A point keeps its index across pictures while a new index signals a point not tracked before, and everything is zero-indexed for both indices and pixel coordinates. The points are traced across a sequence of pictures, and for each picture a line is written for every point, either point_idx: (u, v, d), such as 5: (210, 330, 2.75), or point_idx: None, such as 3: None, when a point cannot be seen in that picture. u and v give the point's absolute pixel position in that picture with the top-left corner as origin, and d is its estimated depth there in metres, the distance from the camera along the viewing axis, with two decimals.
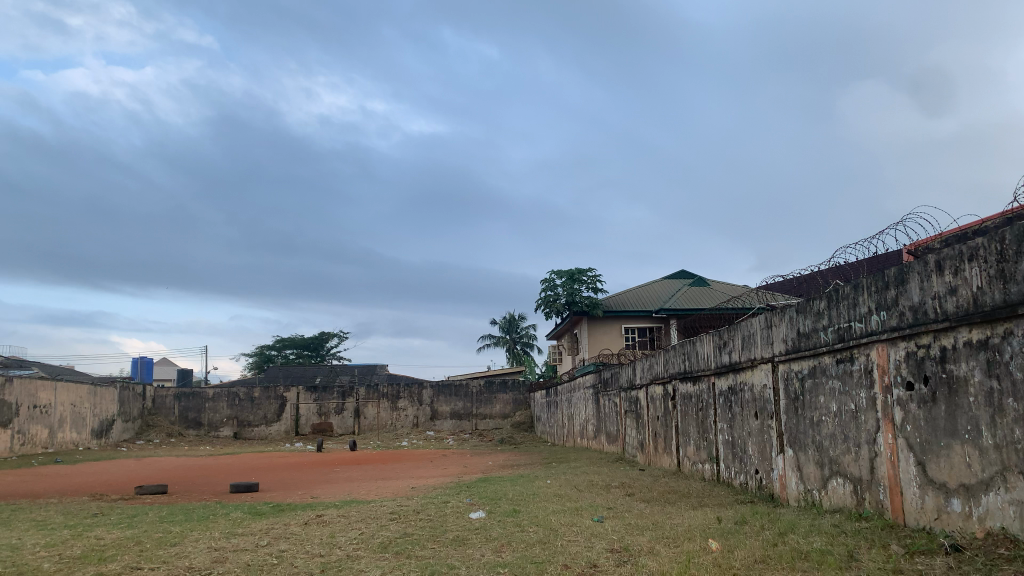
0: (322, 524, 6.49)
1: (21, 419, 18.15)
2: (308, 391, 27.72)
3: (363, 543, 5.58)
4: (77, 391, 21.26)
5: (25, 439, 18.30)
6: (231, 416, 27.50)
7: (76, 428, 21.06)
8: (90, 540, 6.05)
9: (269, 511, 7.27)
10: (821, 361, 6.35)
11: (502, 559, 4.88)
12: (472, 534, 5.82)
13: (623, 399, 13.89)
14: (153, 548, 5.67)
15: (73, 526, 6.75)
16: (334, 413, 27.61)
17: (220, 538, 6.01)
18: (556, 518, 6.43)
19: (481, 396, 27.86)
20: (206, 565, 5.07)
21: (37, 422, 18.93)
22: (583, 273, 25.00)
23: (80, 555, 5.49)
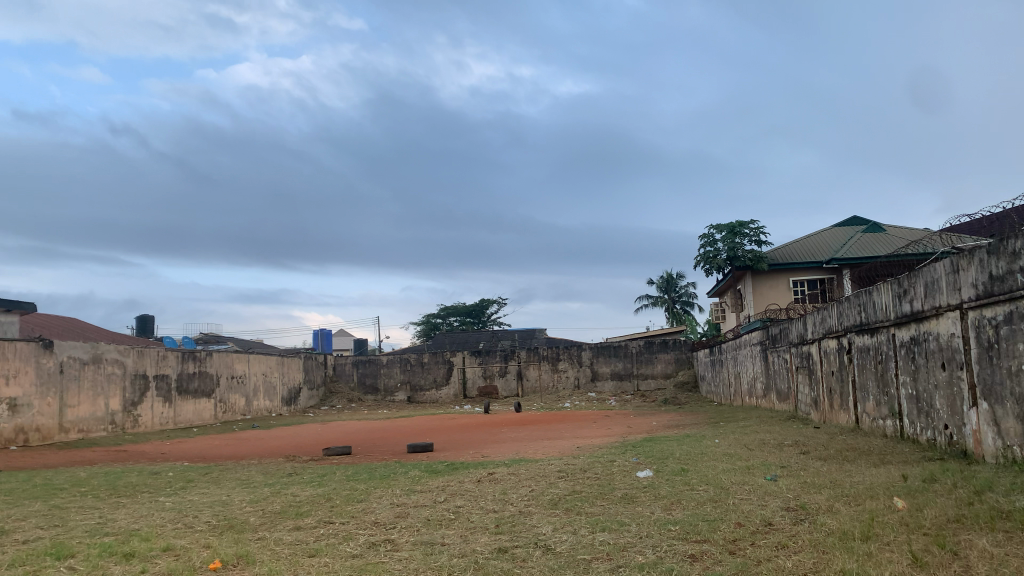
0: (494, 481, 6.73)
1: (222, 388, 20.08)
2: (472, 356, 28.72)
3: (534, 500, 5.75)
4: (268, 361, 23.13)
5: (227, 406, 20.24)
6: (404, 381, 28.98)
7: (268, 396, 23.01)
8: (287, 496, 6.63)
9: (444, 470, 7.62)
10: (1020, 306, 5.79)
11: (672, 517, 4.87)
12: (640, 492, 5.84)
13: (794, 355, 13.34)
14: (343, 504, 6.12)
15: (273, 484, 7.40)
16: (498, 376, 28.45)
17: (401, 494, 6.39)
18: (726, 476, 6.32)
19: (641, 356, 27.64)
20: (391, 520, 5.41)
21: (235, 391, 20.85)
22: (745, 226, 24.08)
23: (280, 510, 6.03)
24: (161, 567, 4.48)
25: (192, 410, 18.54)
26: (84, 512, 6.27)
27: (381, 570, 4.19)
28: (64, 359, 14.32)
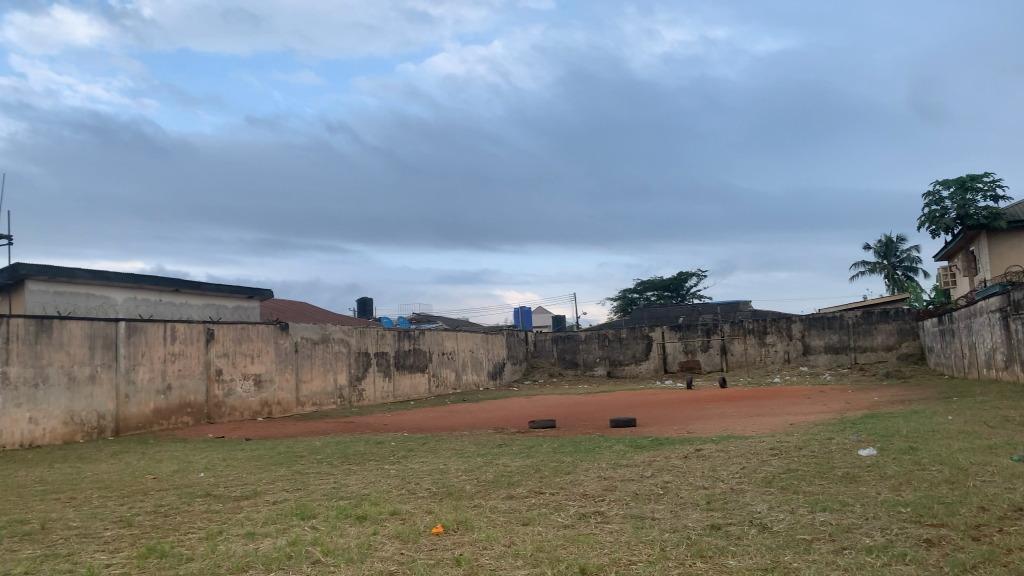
0: (702, 457, 6.60)
1: (434, 363, 21.26)
2: (672, 330, 28.25)
3: (747, 477, 5.57)
4: (474, 338, 24.14)
5: (438, 380, 21.41)
6: (604, 356, 29.12)
7: (475, 371, 24.04)
8: (499, 467, 6.91)
9: (650, 445, 7.58)
10: None
11: (902, 498, 4.52)
12: (864, 471, 5.47)
13: None
14: (552, 476, 6.27)
15: (485, 454, 7.74)
16: (701, 351, 27.80)
17: (608, 468, 6.44)
18: (964, 456, 5.76)
19: (858, 328, 25.84)
20: (600, 493, 5.47)
21: (445, 366, 21.99)
22: (977, 180, 21.68)
23: (493, 479, 6.30)
24: (389, 529, 4.84)
25: (408, 384, 19.79)
26: (321, 477, 6.92)
27: (593, 541, 4.25)
28: (297, 339, 15.80)
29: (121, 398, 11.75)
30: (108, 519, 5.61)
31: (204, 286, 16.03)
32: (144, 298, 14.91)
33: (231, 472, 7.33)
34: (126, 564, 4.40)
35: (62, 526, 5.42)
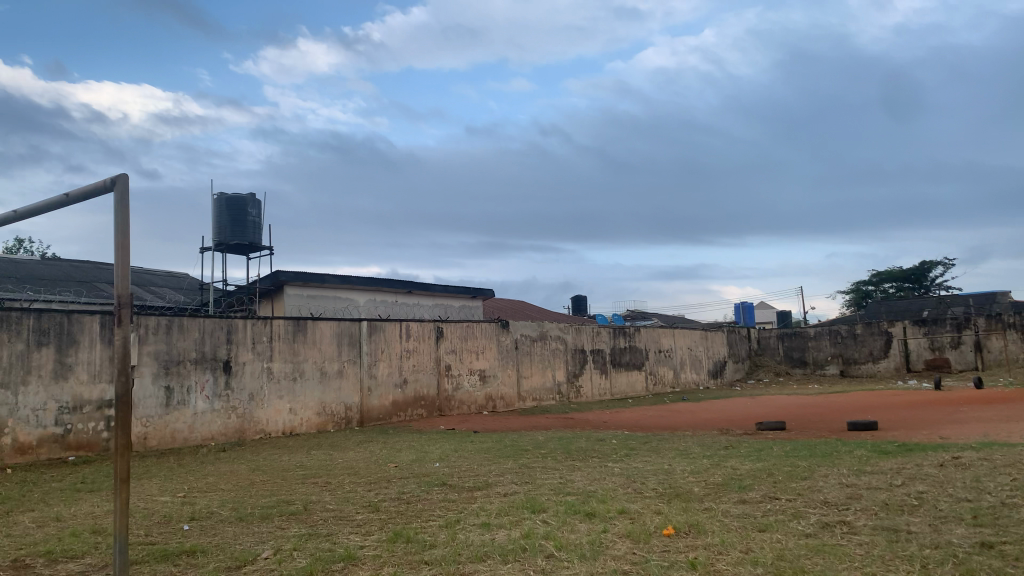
0: (961, 466, 5.94)
1: (652, 361, 21.08)
2: (915, 326, 25.70)
3: (1019, 490, 4.92)
4: (693, 335, 23.60)
5: (657, 379, 21.22)
6: (836, 354, 27.31)
7: (695, 369, 23.50)
8: (728, 469, 6.67)
9: (896, 451, 6.96)
10: None
11: None
12: None
13: None
14: (787, 481, 5.94)
15: (711, 455, 7.51)
16: (950, 348, 24.91)
17: (850, 474, 5.99)
18: None
19: None
20: (843, 501, 5.10)
21: (664, 364, 21.72)
22: None
23: (723, 482, 6.09)
24: (620, 528, 4.83)
25: (626, 382, 19.80)
26: (548, 472, 7.07)
27: (841, 553, 3.96)
28: (519, 337, 16.30)
29: (364, 391, 12.79)
30: (359, 503, 6.11)
31: (432, 288, 17.03)
32: (382, 299, 16.13)
33: (464, 463, 7.71)
34: (377, 547, 4.75)
35: (320, 508, 5.97)
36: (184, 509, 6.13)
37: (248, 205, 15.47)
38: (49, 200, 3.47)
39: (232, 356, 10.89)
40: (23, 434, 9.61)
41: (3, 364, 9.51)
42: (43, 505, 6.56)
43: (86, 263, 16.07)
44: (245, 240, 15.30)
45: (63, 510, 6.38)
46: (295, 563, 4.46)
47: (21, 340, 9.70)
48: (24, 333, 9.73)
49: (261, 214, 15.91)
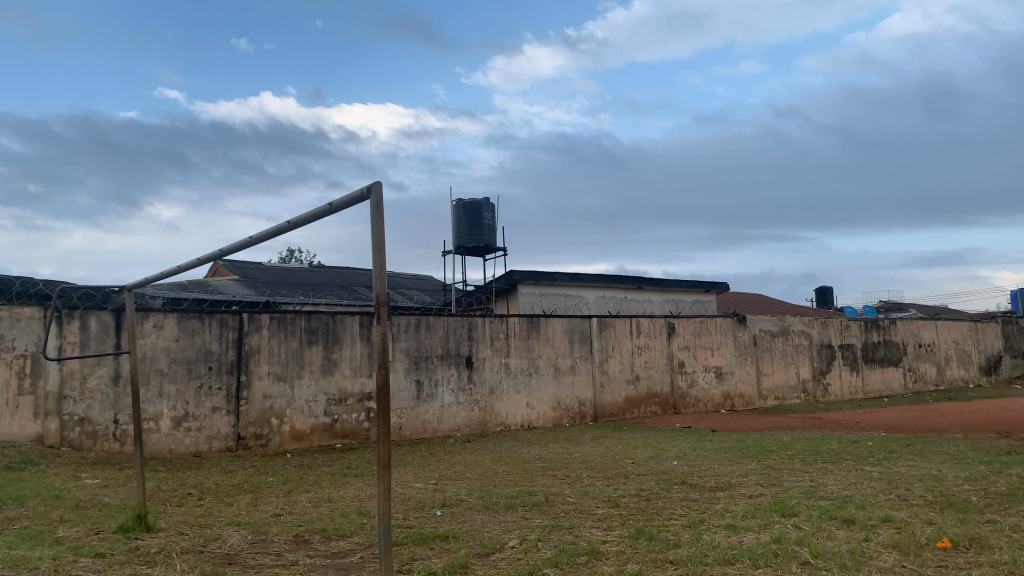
0: None
1: (910, 357, 19.19)
2: None
3: None
4: (960, 328, 21.12)
5: (916, 375, 19.31)
6: None
7: (963, 365, 21.06)
8: (1012, 478, 5.85)
9: None
10: None
11: None
12: None
13: None
14: None
15: (989, 462, 6.64)
16: None
17: None
18: None
19: None
20: None
21: (924, 360, 19.69)
22: None
23: (1007, 492, 5.34)
24: (884, 537, 4.40)
25: (880, 379, 18.23)
26: (796, 474, 6.64)
27: None
28: (757, 332, 15.54)
29: (597, 387, 12.88)
30: (598, 498, 6.13)
31: (663, 284, 16.76)
32: (612, 296, 16.16)
33: (704, 462, 7.47)
34: (620, 542, 4.72)
35: (562, 500, 6.06)
36: (436, 496, 6.52)
37: (482, 208, 16.15)
38: (315, 209, 3.56)
39: (473, 352, 11.45)
40: (298, 422, 10.78)
41: (282, 360, 10.73)
42: (316, 487, 7.31)
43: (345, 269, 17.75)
44: (480, 242, 16.03)
45: (333, 491, 7.06)
46: (540, 554, 4.54)
47: (295, 339, 10.88)
48: (297, 332, 10.90)
49: (494, 216, 16.56)
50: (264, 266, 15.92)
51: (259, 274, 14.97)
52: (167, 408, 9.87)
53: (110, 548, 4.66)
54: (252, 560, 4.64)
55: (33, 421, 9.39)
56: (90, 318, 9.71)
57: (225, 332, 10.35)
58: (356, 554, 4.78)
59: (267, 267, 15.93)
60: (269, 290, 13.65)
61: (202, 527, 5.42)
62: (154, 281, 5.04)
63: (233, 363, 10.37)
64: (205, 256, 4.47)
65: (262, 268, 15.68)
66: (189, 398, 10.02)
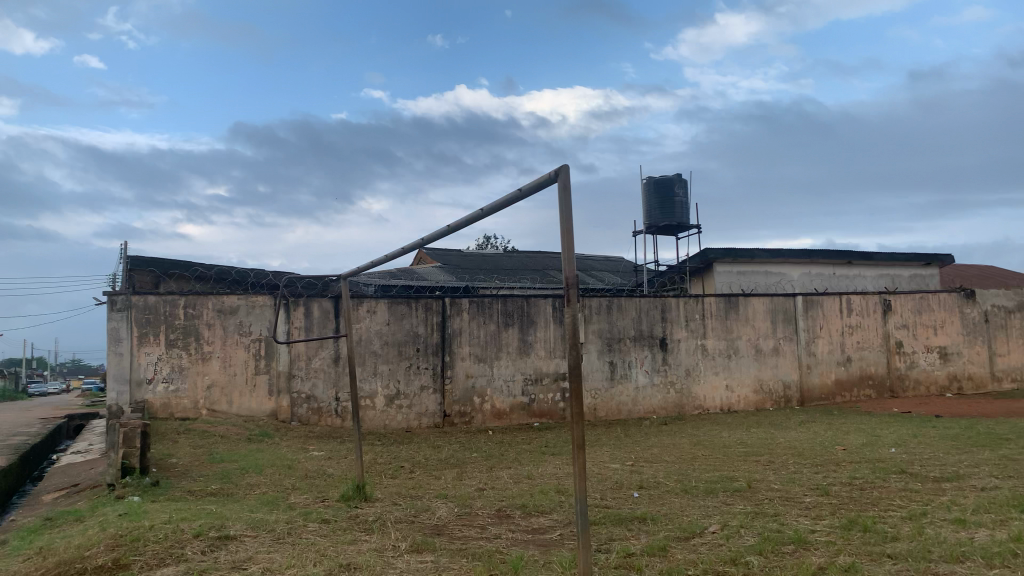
0: None
1: None
2: None
3: None
4: None
5: None
6: None
7: None
8: None
9: None
10: None
11: None
12: None
13: None
14: None
15: None
16: None
17: None
18: None
19: None
20: None
21: None
22: None
23: None
24: None
25: None
26: None
27: None
28: (989, 308, 13.98)
29: (803, 369, 12.22)
30: (805, 485, 5.82)
31: (876, 257, 15.52)
32: (818, 272, 15.21)
33: (926, 451, 6.86)
34: (830, 533, 4.45)
35: (765, 487, 5.82)
36: (634, 477, 6.51)
37: (675, 185, 15.79)
38: (508, 195, 3.61)
39: (669, 334, 11.27)
40: (499, 402, 11.16)
41: (482, 342, 11.15)
42: (517, 464, 7.54)
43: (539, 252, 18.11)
44: (674, 220, 15.69)
45: (533, 469, 7.25)
46: (742, 540, 4.39)
47: (493, 322, 11.24)
48: (495, 315, 11.26)
49: (688, 192, 16.14)
50: (465, 253, 16.61)
51: (459, 260, 15.66)
52: (381, 387, 10.69)
53: (333, 514, 5.10)
54: (458, 532, 4.88)
55: (269, 398, 10.48)
56: (312, 305, 10.64)
57: (429, 315, 10.96)
58: (555, 531, 4.89)
59: (467, 253, 16.59)
60: (468, 275, 14.22)
61: (413, 499, 5.79)
62: (365, 270, 5.41)
63: (437, 345, 10.98)
64: (410, 245, 4.71)
65: (462, 255, 16.36)
66: (400, 377, 10.78)
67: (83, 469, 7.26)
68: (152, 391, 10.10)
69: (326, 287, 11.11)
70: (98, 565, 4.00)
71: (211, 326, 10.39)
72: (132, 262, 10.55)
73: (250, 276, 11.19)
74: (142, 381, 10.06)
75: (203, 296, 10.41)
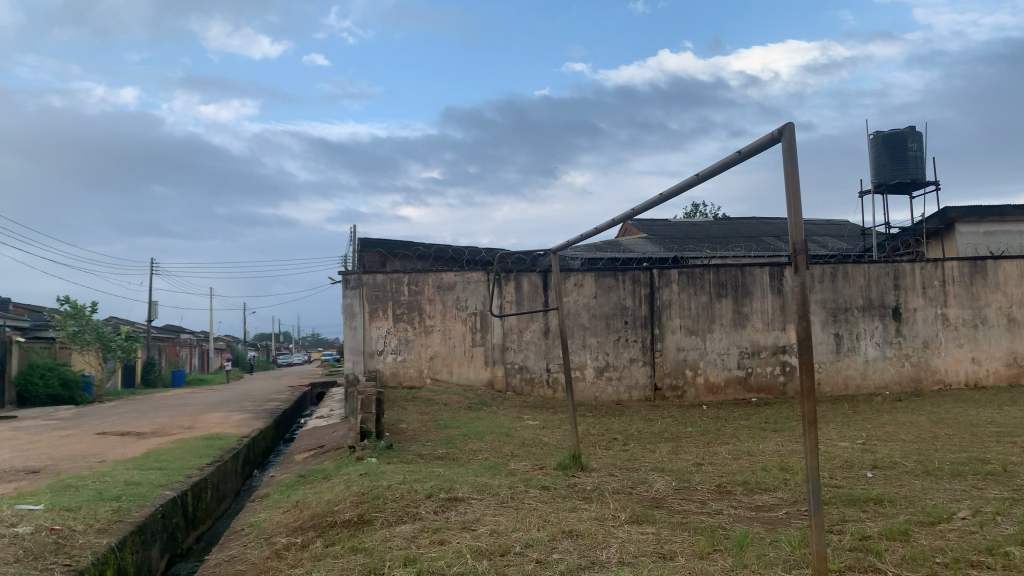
0: None
1: None
2: None
3: None
4: None
5: None
6: None
7: None
8: None
9: None
10: None
11: None
12: None
13: None
14: None
15: None
16: None
17: None
18: None
19: None
20: None
21: None
22: None
23: None
24: None
25: None
26: None
27: None
28: None
29: None
30: None
31: None
32: None
33: None
34: None
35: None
36: (866, 456, 6.06)
37: (907, 138, 14.42)
38: (726, 158, 3.41)
39: (901, 302, 10.37)
40: (712, 375, 10.86)
41: (693, 314, 10.90)
42: (735, 440, 7.30)
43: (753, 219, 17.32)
44: (906, 177, 14.33)
45: (752, 445, 6.99)
46: (1001, 529, 3.95)
47: (705, 293, 10.93)
48: (707, 286, 10.93)
49: (923, 146, 14.66)
50: (672, 223, 16.24)
51: (667, 230, 15.37)
52: (591, 359, 10.82)
53: (553, 482, 5.23)
54: (677, 506, 4.82)
55: (485, 368, 10.94)
56: (523, 279, 10.93)
57: (638, 288, 10.89)
58: (780, 510, 4.67)
59: (674, 223, 16.22)
60: (678, 245, 13.90)
61: (629, 470, 5.79)
62: (574, 244, 5.42)
63: (647, 317, 10.88)
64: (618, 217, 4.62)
65: (671, 224, 16.03)
66: (609, 349, 10.83)
67: (327, 431, 8.00)
68: (382, 361, 10.94)
69: (535, 262, 11.37)
70: (345, 519, 4.41)
71: (432, 301, 11.00)
72: (362, 244, 11.51)
73: (465, 253, 11.70)
74: (374, 352, 10.94)
75: (424, 273, 11.05)
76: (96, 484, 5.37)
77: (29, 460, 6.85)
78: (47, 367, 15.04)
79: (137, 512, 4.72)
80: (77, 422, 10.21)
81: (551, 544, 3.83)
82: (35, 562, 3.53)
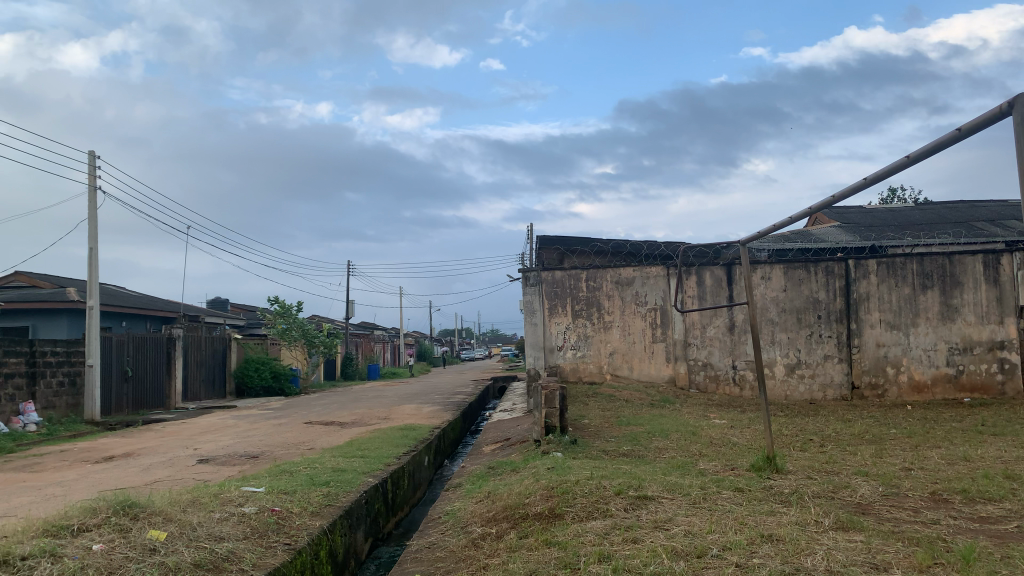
0: None
1: None
2: None
3: None
4: None
5: None
6: None
7: None
8: None
9: None
10: None
11: None
12: None
13: None
14: None
15: None
16: None
17: None
18: None
19: None
20: None
21: None
22: None
23: None
24: None
25: None
26: None
27: None
28: None
29: None
30: None
31: None
32: None
33: None
34: None
35: None
36: None
37: None
38: (939, 138, 3.10)
39: None
40: (917, 373, 10.02)
41: (894, 307, 10.12)
42: (948, 444, 6.69)
43: (960, 203, 15.79)
44: None
45: (969, 450, 6.38)
46: None
47: (908, 285, 10.11)
48: (910, 277, 10.10)
49: None
50: (867, 210, 15.17)
51: (861, 218, 14.37)
52: (781, 355, 10.34)
53: (747, 484, 5.02)
54: (887, 514, 4.47)
55: (666, 365, 10.75)
56: (705, 273, 10.64)
57: (831, 280, 10.26)
58: (1010, 523, 4.21)
59: (870, 210, 15.14)
60: (874, 233, 12.94)
61: (829, 474, 5.45)
62: (763, 237, 5.14)
63: (842, 311, 10.24)
64: (801, 213, 4.35)
65: (865, 211, 14.97)
66: (800, 345, 10.30)
67: (512, 424, 8.18)
68: (563, 357, 11.05)
69: (717, 255, 11.02)
70: (537, 512, 4.46)
71: (611, 297, 10.96)
72: (541, 242, 11.71)
73: (643, 248, 11.53)
74: (554, 348, 11.07)
75: (602, 269, 11.03)
76: (308, 469, 5.81)
77: (249, 446, 7.53)
78: (260, 361, 16.53)
79: (344, 497, 5.04)
80: (287, 412, 11.14)
81: (751, 548, 3.68)
82: (260, 539, 3.86)
